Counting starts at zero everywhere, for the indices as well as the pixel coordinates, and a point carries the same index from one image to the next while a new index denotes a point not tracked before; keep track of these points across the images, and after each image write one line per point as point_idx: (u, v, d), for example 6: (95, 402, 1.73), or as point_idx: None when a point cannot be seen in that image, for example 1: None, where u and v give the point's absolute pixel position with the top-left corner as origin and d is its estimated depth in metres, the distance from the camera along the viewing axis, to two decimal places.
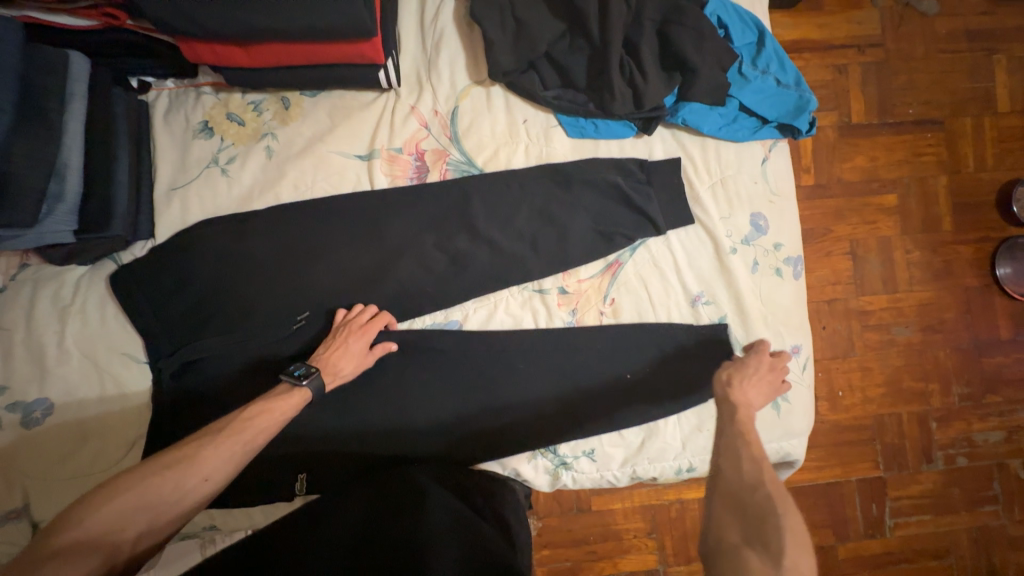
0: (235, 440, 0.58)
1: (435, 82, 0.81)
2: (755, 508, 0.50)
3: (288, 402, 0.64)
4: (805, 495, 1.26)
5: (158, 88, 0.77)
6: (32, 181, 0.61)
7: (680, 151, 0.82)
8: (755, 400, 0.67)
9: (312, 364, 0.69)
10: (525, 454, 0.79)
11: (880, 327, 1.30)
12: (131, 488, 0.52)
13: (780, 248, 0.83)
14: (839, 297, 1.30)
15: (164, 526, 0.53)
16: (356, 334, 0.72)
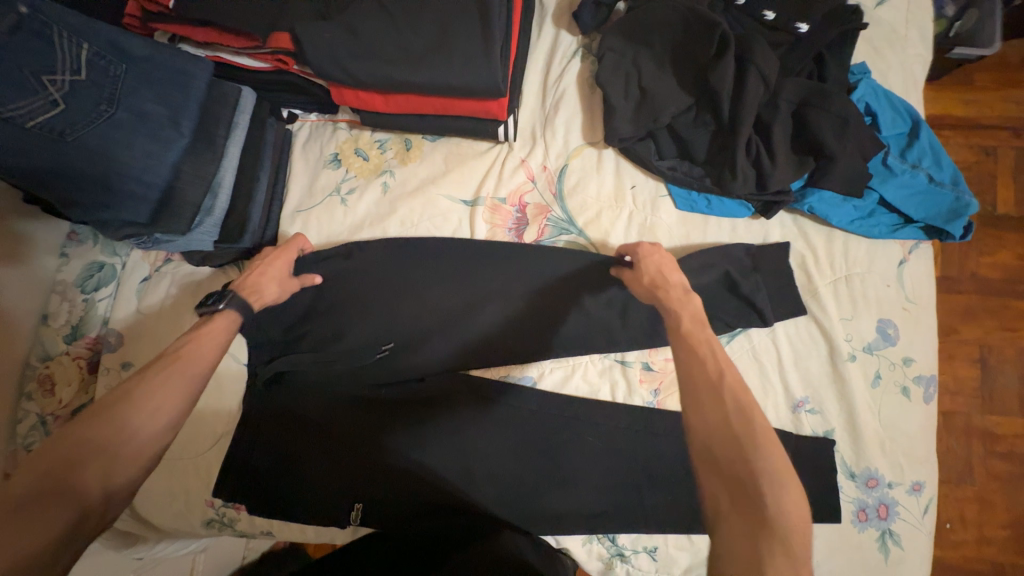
0: (171, 370, 0.56)
1: (549, 139, 0.82)
2: (731, 461, 0.47)
3: (216, 327, 0.64)
4: None
5: (303, 120, 0.86)
6: (192, 197, 0.69)
7: (800, 239, 0.75)
8: (678, 280, 0.66)
9: (229, 290, 0.68)
10: (580, 535, 0.74)
11: (1012, 456, 1.20)
12: (75, 433, 0.49)
13: (910, 364, 0.72)
14: (960, 411, 1.22)
15: (125, 467, 0.50)
16: (274, 258, 0.74)
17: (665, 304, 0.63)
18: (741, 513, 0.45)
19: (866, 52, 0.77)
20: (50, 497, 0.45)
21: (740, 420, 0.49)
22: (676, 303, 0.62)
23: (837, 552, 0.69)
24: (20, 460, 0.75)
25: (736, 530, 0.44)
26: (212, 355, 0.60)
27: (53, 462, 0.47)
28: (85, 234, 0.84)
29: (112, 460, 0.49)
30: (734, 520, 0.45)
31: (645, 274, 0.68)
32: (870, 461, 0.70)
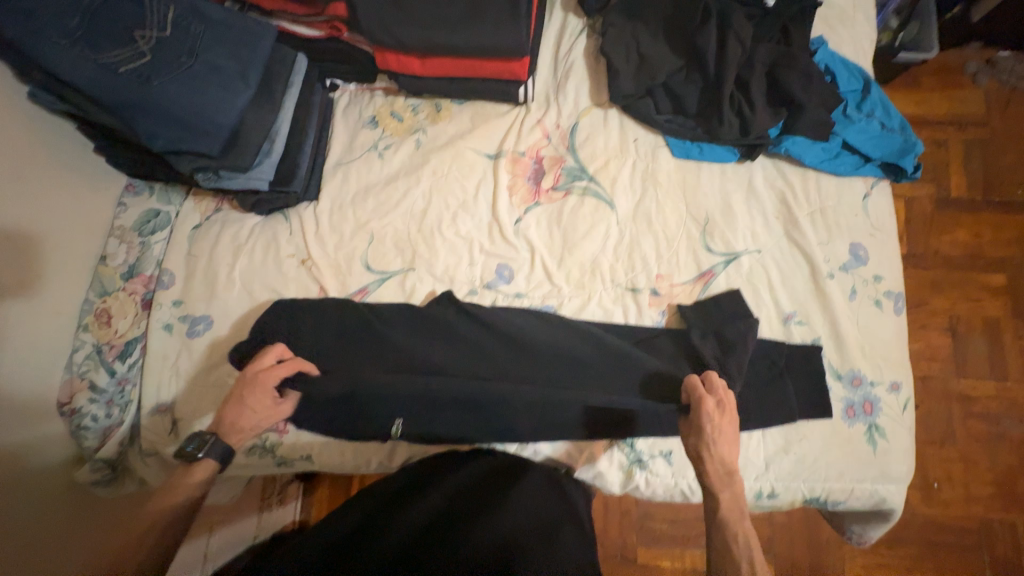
0: (164, 508, 0.66)
1: (561, 103, 0.94)
2: None
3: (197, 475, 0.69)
4: None
5: (343, 90, 0.98)
6: (255, 139, 0.80)
7: (780, 178, 0.88)
8: (730, 458, 0.70)
9: (206, 434, 0.71)
10: (602, 442, 0.81)
11: (986, 415, 1.32)
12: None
13: (880, 281, 0.83)
14: (936, 374, 1.35)
15: None
16: (256, 382, 0.74)
17: (705, 482, 0.70)
18: None
19: (822, 28, 0.92)
20: None
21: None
22: (718, 486, 0.69)
23: (830, 444, 0.78)
24: (75, 387, 0.80)
25: None
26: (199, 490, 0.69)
27: None
28: (141, 186, 0.92)
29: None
30: None
31: (696, 437, 0.71)
32: (854, 363, 0.80)
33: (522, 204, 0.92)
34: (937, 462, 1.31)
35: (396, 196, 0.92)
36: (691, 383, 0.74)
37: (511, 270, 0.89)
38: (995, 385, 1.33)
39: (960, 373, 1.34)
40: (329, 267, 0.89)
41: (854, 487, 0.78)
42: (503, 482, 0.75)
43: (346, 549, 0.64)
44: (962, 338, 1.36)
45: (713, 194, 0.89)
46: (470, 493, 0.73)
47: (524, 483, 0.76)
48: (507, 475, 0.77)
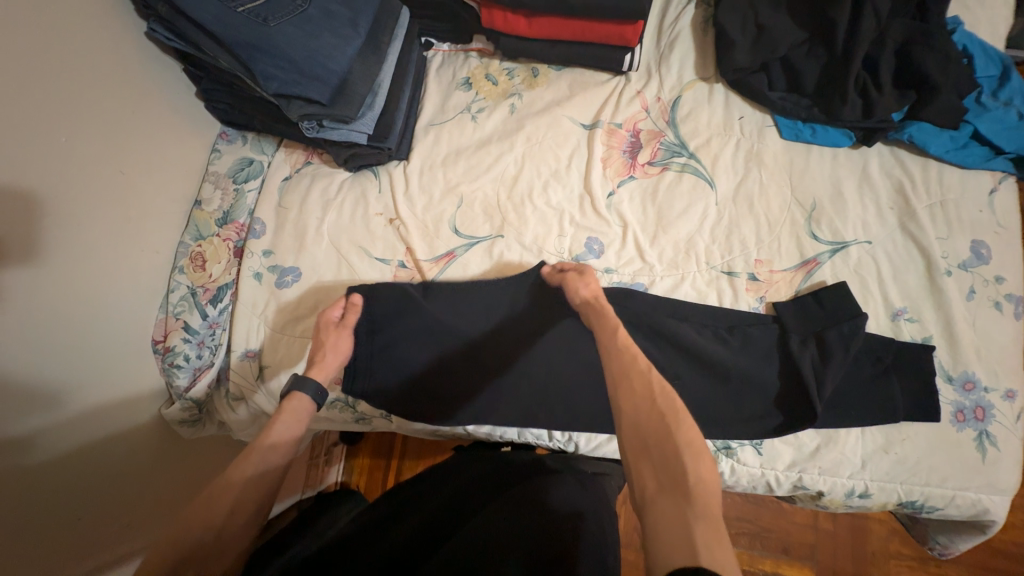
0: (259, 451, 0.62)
1: (664, 74, 0.91)
2: (657, 442, 0.55)
3: (289, 410, 0.68)
4: None
5: (437, 49, 0.96)
6: (360, 90, 0.78)
7: (898, 167, 0.83)
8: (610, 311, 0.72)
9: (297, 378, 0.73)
10: None
11: None
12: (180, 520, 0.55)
13: (1002, 282, 0.78)
14: None
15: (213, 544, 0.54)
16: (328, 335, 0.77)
17: (601, 325, 0.71)
18: (668, 492, 0.51)
19: (957, 8, 0.86)
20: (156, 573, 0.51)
21: (662, 395, 0.59)
22: (612, 328, 0.69)
23: (933, 447, 0.75)
24: (170, 325, 0.82)
25: (663, 503, 0.50)
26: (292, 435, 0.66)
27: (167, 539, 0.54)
28: (234, 135, 0.93)
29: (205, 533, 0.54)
30: (659, 495, 0.51)
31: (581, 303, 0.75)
32: (967, 366, 0.76)
33: (615, 176, 0.89)
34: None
35: (488, 159, 0.90)
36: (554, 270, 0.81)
37: (602, 244, 0.87)
38: None
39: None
40: (417, 228, 0.88)
41: (955, 494, 0.75)
42: (512, 477, 0.77)
43: (373, 531, 0.69)
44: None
45: (823, 179, 0.84)
46: (479, 488, 0.76)
47: (535, 472, 0.77)
48: (518, 468, 0.79)
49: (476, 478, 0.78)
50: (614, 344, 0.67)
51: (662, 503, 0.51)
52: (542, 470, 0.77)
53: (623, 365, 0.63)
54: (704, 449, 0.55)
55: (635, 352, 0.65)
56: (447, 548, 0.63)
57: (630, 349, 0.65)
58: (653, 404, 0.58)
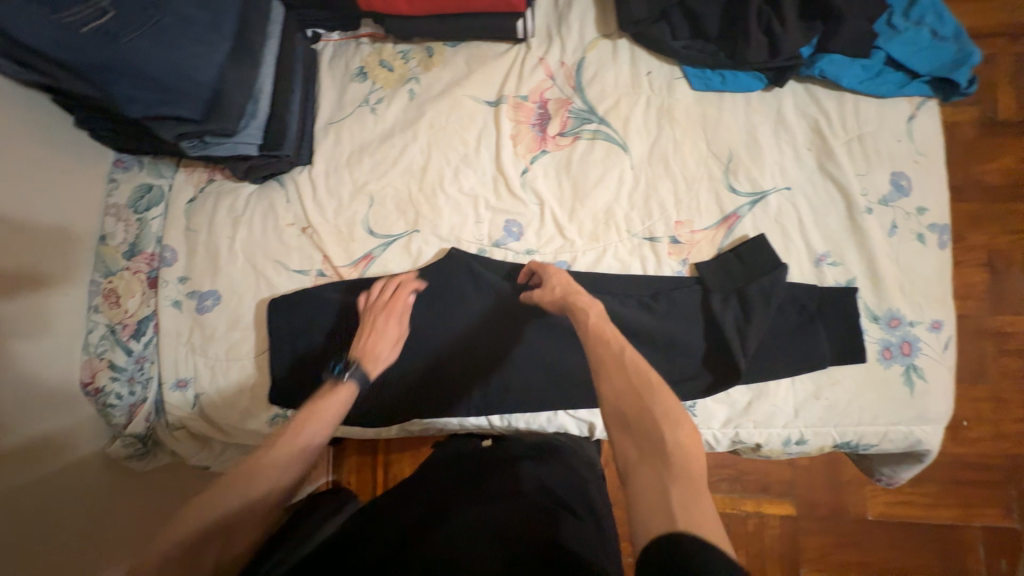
0: (309, 427, 0.63)
1: (565, 36, 0.86)
2: (637, 418, 0.52)
3: (336, 396, 0.67)
4: (915, 533, 1.36)
5: (326, 40, 0.91)
6: (238, 99, 0.75)
7: (813, 104, 0.79)
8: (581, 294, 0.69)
9: (350, 357, 0.72)
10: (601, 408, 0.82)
11: (1019, 351, 1.35)
12: (234, 480, 0.57)
13: (924, 213, 0.76)
14: (970, 314, 1.37)
15: (260, 502, 0.57)
16: (385, 310, 0.77)
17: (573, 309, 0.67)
18: (646, 461, 0.50)
19: None
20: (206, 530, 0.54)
21: (636, 367, 0.56)
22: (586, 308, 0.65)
23: (863, 387, 0.75)
24: (96, 367, 0.81)
25: (644, 476, 0.49)
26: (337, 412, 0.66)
27: (220, 492, 0.56)
28: (130, 161, 0.89)
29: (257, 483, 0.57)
30: (640, 468, 0.49)
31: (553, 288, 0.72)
32: (892, 303, 0.75)
33: (527, 153, 0.86)
34: (967, 400, 1.37)
35: (393, 152, 0.86)
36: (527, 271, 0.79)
37: (520, 226, 0.85)
38: None
39: (963, 296, 1.37)
40: (331, 234, 0.86)
41: (888, 430, 0.76)
42: (490, 470, 0.71)
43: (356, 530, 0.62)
44: (1002, 273, 1.36)
45: (738, 128, 0.81)
46: (455, 482, 0.71)
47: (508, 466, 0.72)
48: (494, 462, 0.74)
49: (461, 472, 0.73)
50: (587, 329, 0.62)
51: (643, 473, 0.49)
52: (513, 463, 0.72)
53: (597, 346, 0.59)
54: (684, 416, 0.52)
55: (609, 334, 0.60)
56: (427, 547, 0.57)
57: (602, 330, 0.61)
58: (630, 378, 0.55)
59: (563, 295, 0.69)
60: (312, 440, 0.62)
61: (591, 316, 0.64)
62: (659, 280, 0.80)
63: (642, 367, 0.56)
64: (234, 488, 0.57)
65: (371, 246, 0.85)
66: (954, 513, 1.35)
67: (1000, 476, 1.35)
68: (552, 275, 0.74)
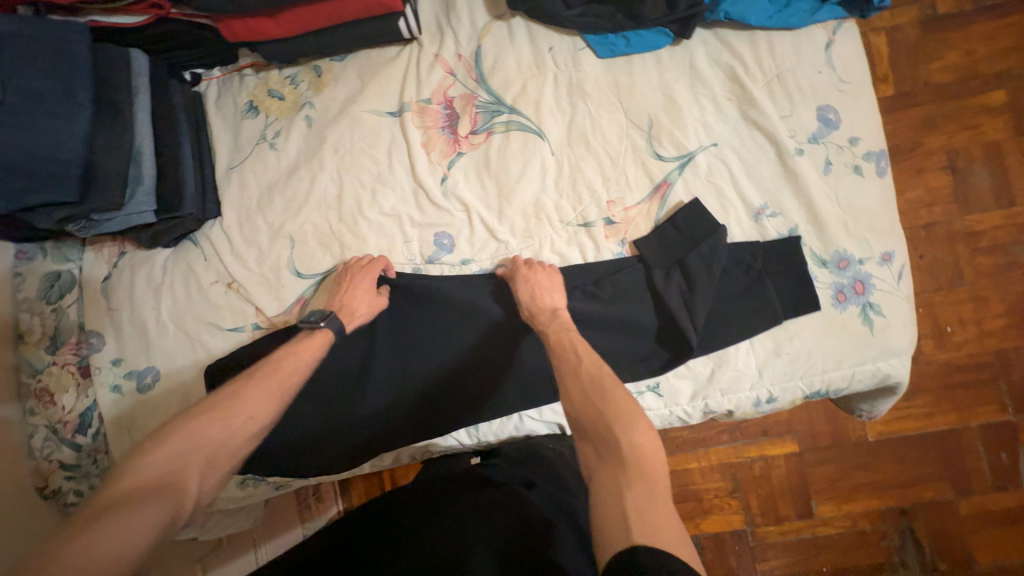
0: (266, 376, 0.61)
1: (455, 26, 0.80)
2: (591, 420, 0.53)
3: (313, 343, 0.68)
4: (919, 446, 1.37)
5: (208, 79, 0.84)
6: (115, 168, 0.69)
7: (725, 51, 0.75)
8: (554, 301, 0.71)
9: (326, 309, 0.72)
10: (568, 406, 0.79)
11: (995, 248, 1.33)
12: (181, 432, 0.53)
13: (857, 143, 0.73)
14: (939, 220, 1.34)
15: (220, 458, 0.54)
16: (360, 274, 0.76)
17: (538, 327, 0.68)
18: (603, 462, 0.50)
19: None
20: (152, 490, 0.49)
21: (590, 376, 0.57)
22: (551, 321, 0.67)
23: (821, 335, 0.73)
24: (44, 470, 0.78)
25: (602, 477, 0.49)
26: (307, 365, 0.66)
27: (166, 453, 0.52)
28: (32, 250, 0.84)
29: (209, 431, 0.54)
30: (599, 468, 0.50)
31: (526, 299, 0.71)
32: (838, 244, 0.72)
33: (442, 158, 0.81)
34: (948, 306, 1.35)
35: (303, 186, 0.81)
36: (504, 271, 0.77)
37: (451, 237, 0.81)
38: (1003, 214, 1.32)
39: (929, 203, 1.34)
40: (258, 284, 0.81)
41: (854, 372, 0.74)
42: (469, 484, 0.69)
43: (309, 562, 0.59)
44: (964, 172, 1.33)
45: (652, 91, 0.76)
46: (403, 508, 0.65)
47: (455, 489, 0.68)
48: (442, 485, 0.70)
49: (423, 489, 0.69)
50: (551, 347, 0.64)
51: (604, 474, 0.49)
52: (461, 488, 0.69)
53: (561, 360, 0.61)
54: (639, 416, 0.52)
55: (570, 347, 0.62)
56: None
57: (563, 344, 0.63)
58: (584, 385, 0.56)
59: (531, 310, 0.70)
60: (287, 385, 0.62)
61: (551, 329, 0.66)
62: (601, 266, 0.77)
63: (601, 373, 0.57)
64: (204, 422, 0.55)
65: (301, 289, 0.81)
66: (952, 418, 1.36)
67: (991, 372, 1.35)
68: (525, 282, 0.73)
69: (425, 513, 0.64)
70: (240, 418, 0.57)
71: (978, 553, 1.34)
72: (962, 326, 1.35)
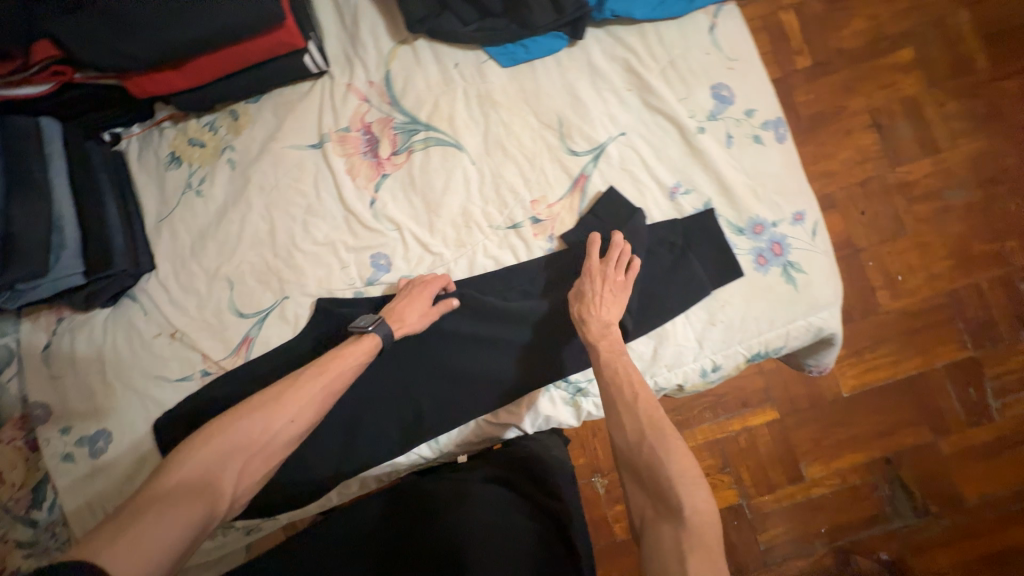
0: (308, 381, 0.68)
1: (363, 55, 0.83)
2: (651, 473, 0.59)
3: (361, 346, 0.72)
4: (894, 393, 1.37)
5: (128, 136, 0.86)
6: (36, 235, 0.70)
7: (619, 46, 0.79)
8: (609, 315, 0.70)
9: (379, 314, 0.74)
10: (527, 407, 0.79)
11: (929, 195, 1.39)
12: (229, 430, 0.62)
13: (754, 114, 0.77)
14: (874, 175, 1.39)
15: (257, 454, 0.63)
16: (421, 293, 0.75)
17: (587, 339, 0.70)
18: (661, 520, 0.57)
19: None
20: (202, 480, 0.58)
21: (651, 424, 0.62)
22: (597, 337, 0.69)
23: (750, 299, 0.76)
24: None
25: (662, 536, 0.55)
26: (349, 372, 0.71)
27: (216, 447, 0.61)
28: None
29: (252, 429, 0.63)
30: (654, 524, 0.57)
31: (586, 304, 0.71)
32: (751, 211, 0.76)
33: (369, 182, 0.83)
34: (896, 256, 1.39)
35: (234, 228, 0.82)
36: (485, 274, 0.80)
37: (387, 256, 0.82)
38: (929, 162, 1.39)
39: (862, 161, 1.39)
40: (202, 329, 0.81)
41: (788, 330, 0.77)
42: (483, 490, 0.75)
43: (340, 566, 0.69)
44: (887, 127, 1.40)
45: (558, 92, 0.80)
46: (411, 538, 0.71)
47: (458, 507, 0.72)
48: (443, 501, 0.74)
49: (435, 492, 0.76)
50: (602, 369, 0.68)
51: (661, 530, 0.56)
52: (460, 502, 0.73)
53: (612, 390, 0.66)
54: (697, 480, 0.57)
55: (625, 375, 0.66)
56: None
57: (617, 370, 0.67)
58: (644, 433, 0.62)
59: (577, 310, 0.72)
60: (326, 391, 0.68)
61: (600, 350, 0.68)
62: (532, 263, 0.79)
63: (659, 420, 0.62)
64: (246, 423, 0.63)
65: (244, 329, 0.81)
66: (918, 362, 1.37)
67: (948, 312, 1.37)
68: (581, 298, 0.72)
69: (444, 518, 0.71)
70: (279, 420, 0.64)
71: (965, 489, 1.32)
72: (911, 273, 1.37)
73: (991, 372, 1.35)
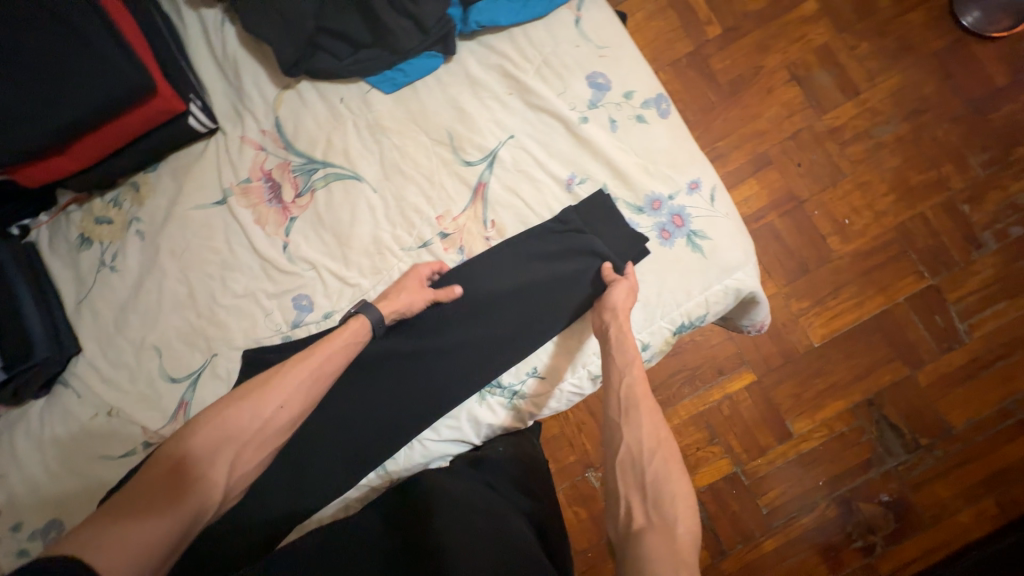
0: (299, 367, 0.66)
1: (251, 107, 0.84)
2: (655, 474, 0.60)
3: (351, 330, 0.71)
4: (862, 335, 1.35)
5: (37, 226, 0.88)
6: None
7: (492, 54, 0.81)
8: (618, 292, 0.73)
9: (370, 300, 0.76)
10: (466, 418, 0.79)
11: (860, 135, 1.39)
12: (217, 420, 0.60)
13: (633, 95, 0.79)
14: (802, 126, 1.41)
15: (247, 446, 0.61)
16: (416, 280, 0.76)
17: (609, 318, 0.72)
18: (657, 522, 0.57)
19: None
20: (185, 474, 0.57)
21: (657, 428, 0.63)
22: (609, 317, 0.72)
23: (661, 274, 0.77)
24: None
25: (657, 540, 0.55)
26: (341, 359, 0.70)
27: (202, 439, 0.59)
28: None
29: (241, 419, 0.61)
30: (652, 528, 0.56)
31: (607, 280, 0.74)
32: (646, 188, 0.77)
33: (278, 228, 0.83)
34: (838, 201, 1.39)
35: (153, 296, 0.83)
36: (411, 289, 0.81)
37: (308, 296, 0.82)
38: (852, 104, 1.40)
39: (788, 115, 1.41)
40: (136, 402, 0.81)
41: (706, 297, 0.78)
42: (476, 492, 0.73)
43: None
44: (805, 78, 1.42)
45: (444, 108, 0.82)
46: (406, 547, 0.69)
47: (444, 506, 0.70)
48: (431, 497, 0.72)
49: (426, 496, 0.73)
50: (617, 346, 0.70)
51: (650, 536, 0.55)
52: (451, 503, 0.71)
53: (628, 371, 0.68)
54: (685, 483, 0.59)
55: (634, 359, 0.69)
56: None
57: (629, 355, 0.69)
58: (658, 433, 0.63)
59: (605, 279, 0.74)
60: (316, 377, 0.67)
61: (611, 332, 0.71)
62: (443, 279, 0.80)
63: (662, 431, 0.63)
64: (232, 415, 0.61)
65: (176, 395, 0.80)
66: (881, 299, 1.35)
67: (902, 245, 1.36)
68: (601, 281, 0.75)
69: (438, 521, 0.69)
70: (269, 408, 0.63)
71: (952, 416, 1.29)
72: (856, 215, 1.37)
73: (955, 296, 1.33)
